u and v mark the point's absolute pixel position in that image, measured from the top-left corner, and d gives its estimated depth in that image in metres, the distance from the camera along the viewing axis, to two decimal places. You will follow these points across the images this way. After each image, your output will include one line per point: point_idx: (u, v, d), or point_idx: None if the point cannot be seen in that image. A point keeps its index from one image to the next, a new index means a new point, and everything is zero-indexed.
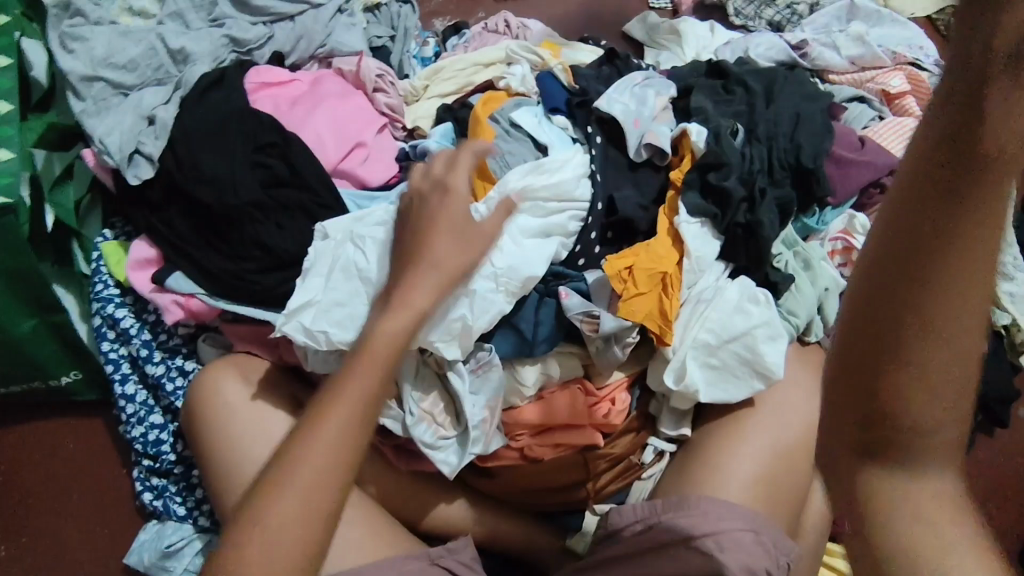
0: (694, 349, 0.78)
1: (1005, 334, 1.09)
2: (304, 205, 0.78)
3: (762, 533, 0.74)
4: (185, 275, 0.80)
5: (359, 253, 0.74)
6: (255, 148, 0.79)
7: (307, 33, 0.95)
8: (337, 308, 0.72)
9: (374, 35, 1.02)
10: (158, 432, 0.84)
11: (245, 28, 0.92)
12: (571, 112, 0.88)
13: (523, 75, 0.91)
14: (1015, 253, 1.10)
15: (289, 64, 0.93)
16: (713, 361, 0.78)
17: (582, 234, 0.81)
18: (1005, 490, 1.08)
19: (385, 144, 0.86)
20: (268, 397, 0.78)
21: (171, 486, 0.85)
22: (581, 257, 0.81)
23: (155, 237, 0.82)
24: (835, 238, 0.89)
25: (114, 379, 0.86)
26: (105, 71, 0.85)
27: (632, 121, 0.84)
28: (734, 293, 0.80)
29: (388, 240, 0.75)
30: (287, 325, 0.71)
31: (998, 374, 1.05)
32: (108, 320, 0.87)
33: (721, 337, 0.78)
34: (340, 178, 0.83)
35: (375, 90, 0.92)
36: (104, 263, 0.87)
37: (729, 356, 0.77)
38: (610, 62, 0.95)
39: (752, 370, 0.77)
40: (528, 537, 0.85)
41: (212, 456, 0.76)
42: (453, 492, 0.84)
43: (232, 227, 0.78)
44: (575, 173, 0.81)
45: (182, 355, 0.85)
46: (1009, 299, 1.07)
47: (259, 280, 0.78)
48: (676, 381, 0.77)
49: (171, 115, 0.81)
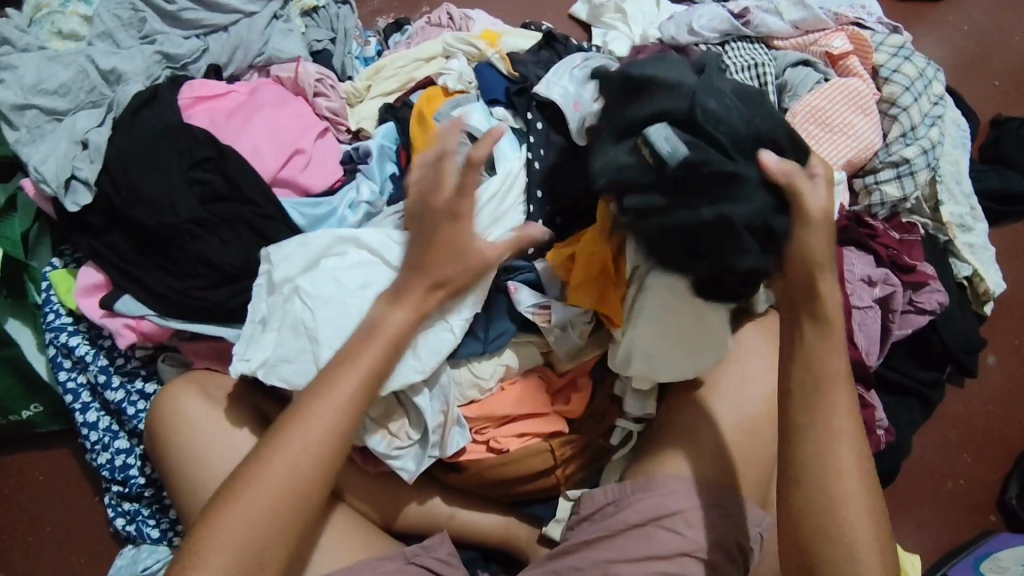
0: (644, 335, 0.75)
1: (968, 286, 1.09)
2: (246, 218, 0.77)
3: (729, 507, 0.74)
4: (134, 298, 0.80)
5: (304, 308, 0.71)
6: (190, 165, 0.78)
7: (242, 43, 0.93)
8: (286, 362, 0.70)
9: (313, 39, 1.00)
10: (125, 457, 0.84)
11: (177, 43, 0.90)
12: (511, 102, 0.88)
13: (459, 72, 0.90)
14: (971, 204, 1.10)
15: (226, 76, 0.92)
16: (665, 346, 0.75)
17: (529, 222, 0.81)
18: (977, 438, 1.09)
19: (326, 149, 0.85)
20: (228, 411, 0.77)
21: (144, 509, 0.85)
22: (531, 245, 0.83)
23: (101, 262, 0.81)
24: None
25: (75, 409, 0.86)
26: (37, 98, 0.84)
27: (571, 105, 0.82)
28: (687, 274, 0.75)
29: (345, 286, 0.72)
30: (239, 371, 0.70)
31: (961, 326, 1.06)
32: (62, 349, 0.86)
33: (671, 323, 0.74)
34: (282, 187, 0.82)
35: (315, 94, 0.91)
36: (55, 292, 0.86)
37: (681, 340, 0.74)
38: (549, 45, 0.95)
39: (706, 348, 0.75)
40: (504, 528, 0.86)
41: (176, 474, 0.76)
42: (425, 490, 0.84)
43: (176, 245, 0.77)
44: (518, 194, 0.82)
45: (142, 377, 0.85)
46: (968, 250, 1.07)
47: (208, 296, 0.77)
48: (626, 366, 0.78)
49: (105, 137, 0.80)
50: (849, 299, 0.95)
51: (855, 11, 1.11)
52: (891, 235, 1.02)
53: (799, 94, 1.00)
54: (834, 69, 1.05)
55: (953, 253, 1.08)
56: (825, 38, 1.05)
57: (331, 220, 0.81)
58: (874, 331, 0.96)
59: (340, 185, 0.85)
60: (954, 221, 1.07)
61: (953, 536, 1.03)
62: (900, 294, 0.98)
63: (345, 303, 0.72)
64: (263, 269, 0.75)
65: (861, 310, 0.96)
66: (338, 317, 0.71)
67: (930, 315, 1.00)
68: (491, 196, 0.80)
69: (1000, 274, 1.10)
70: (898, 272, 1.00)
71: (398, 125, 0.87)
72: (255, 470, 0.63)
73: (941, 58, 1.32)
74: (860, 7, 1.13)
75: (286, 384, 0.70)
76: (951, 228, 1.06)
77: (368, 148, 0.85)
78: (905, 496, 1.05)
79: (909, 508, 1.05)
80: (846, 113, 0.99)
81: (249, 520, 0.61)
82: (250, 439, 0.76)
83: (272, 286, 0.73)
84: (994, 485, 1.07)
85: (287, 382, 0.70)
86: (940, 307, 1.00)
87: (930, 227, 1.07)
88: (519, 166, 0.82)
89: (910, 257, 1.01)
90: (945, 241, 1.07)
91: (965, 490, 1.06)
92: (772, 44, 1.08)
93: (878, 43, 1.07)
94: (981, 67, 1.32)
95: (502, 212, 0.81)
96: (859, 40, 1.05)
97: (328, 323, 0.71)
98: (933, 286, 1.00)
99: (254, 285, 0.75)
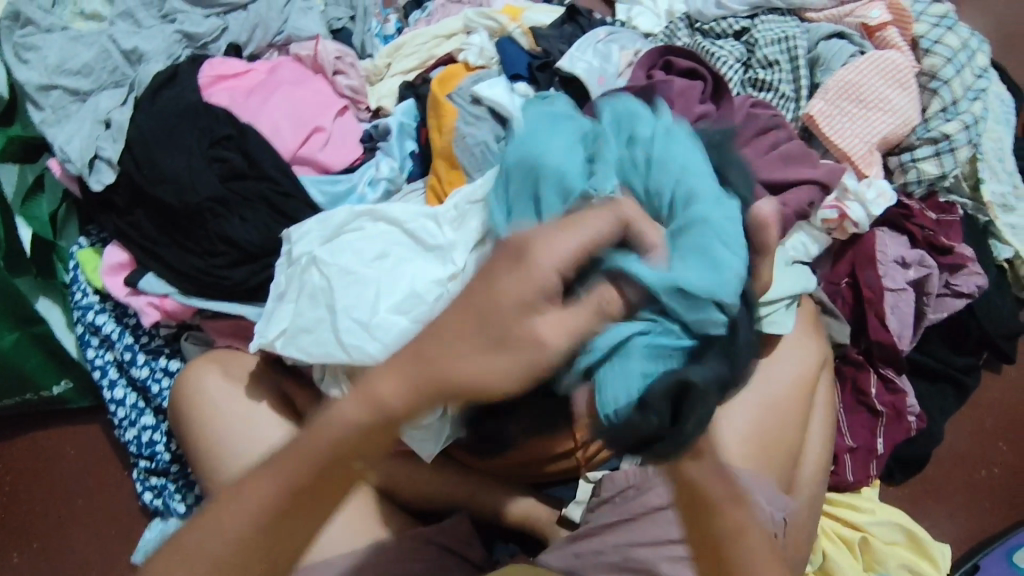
0: None
1: (1009, 268, 1.02)
2: (265, 195, 0.77)
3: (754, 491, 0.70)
4: (157, 276, 0.81)
5: (322, 278, 0.70)
6: (210, 143, 0.78)
7: (262, 21, 0.92)
8: (304, 334, 0.69)
9: (332, 17, 0.98)
10: (151, 433, 0.86)
11: (196, 22, 0.90)
12: (534, 76, 0.87)
13: (481, 47, 0.88)
14: (1016, 183, 1.04)
15: (246, 55, 0.92)
16: None
17: None
18: (1016, 427, 1.04)
19: (346, 127, 0.85)
20: (249, 387, 0.76)
21: (171, 484, 0.87)
22: None
23: (126, 241, 0.83)
24: (829, 207, 0.85)
25: (102, 385, 0.87)
26: (60, 78, 0.84)
27: (596, 79, 0.83)
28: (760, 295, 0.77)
29: (354, 254, 0.71)
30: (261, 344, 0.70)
31: (1001, 312, 1.01)
32: (90, 328, 0.88)
33: None
34: (300, 165, 0.82)
35: (335, 73, 0.89)
36: (81, 271, 0.88)
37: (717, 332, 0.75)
38: (573, 19, 0.94)
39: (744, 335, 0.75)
40: (527, 511, 0.84)
41: (196, 445, 0.75)
42: (447, 470, 0.84)
43: (197, 224, 0.78)
44: None
45: (165, 355, 0.85)
46: (1010, 232, 1.01)
47: (229, 275, 0.78)
48: None
49: (127, 116, 0.81)
50: (882, 282, 0.91)
51: None
52: (927, 214, 0.97)
53: (832, 69, 0.97)
54: (871, 41, 1.01)
55: (993, 234, 1.02)
56: (862, 8, 1.01)
57: (349, 199, 0.80)
58: (907, 313, 0.93)
59: (360, 162, 0.84)
60: (996, 200, 1.01)
61: (985, 524, 0.99)
62: (937, 276, 0.94)
63: (368, 276, 0.70)
64: (282, 250, 0.75)
65: (894, 292, 0.92)
66: (353, 285, 0.70)
67: (968, 299, 0.95)
68: None
69: None
70: (933, 254, 0.95)
71: (418, 102, 0.86)
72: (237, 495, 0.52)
73: (994, 20, 1.21)
74: None
75: (305, 357, 0.69)
76: (992, 209, 1.00)
77: (388, 126, 0.85)
78: (938, 486, 1.01)
79: (942, 496, 1.01)
80: (881, 87, 0.94)
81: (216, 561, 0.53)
82: (268, 413, 0.75)
83: (292, 259, 0.73)
84: None
85: (305, 354, 0.69)
86: (978, 290, 0.95)
87: (970, 208, 1.01)
88: None
89: (947, 238, 0.96)
90: (985, 222, 1.01)
91: (999, 480, 1.02)
92: (805, 16, 1.04)
93: (919, 13, 1.02)
94: None
95: None
96: (897, 10, 1.01)
97: (348, 293, 0.69)
98: (970, 269, 0.95)
99: (277, 257, 0.76)
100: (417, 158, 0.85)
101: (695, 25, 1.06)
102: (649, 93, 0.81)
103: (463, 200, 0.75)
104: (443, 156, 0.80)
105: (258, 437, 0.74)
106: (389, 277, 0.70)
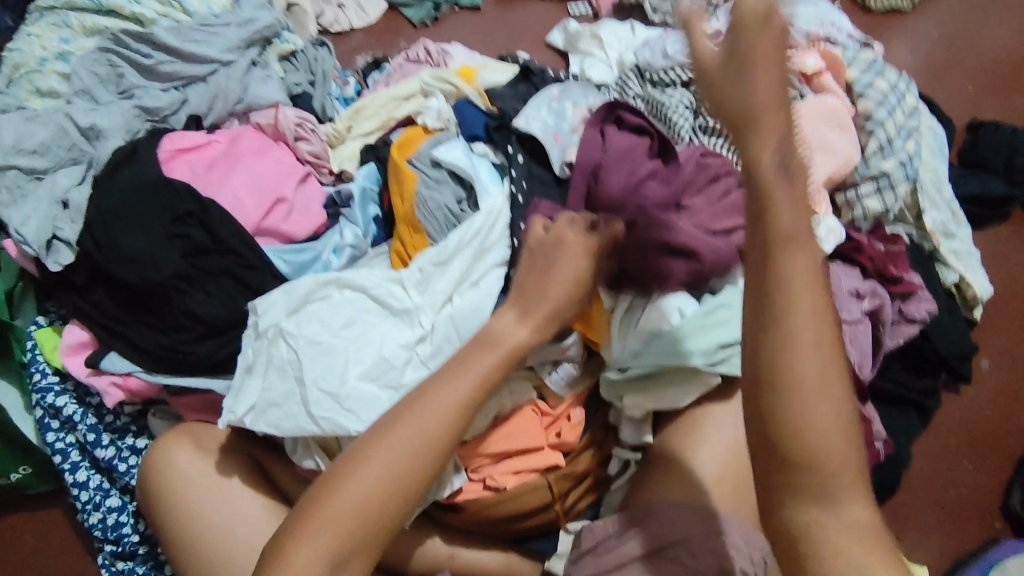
0: (647, 390, 0.78)
1: (956, 292, 1.07)
2: (230, 269, 0.78)
3: (731, 533, 0.70)
4: (120, 355, 0.79)
5: (291, 350, 0.70)
6: (173, 219, 0.78)
7: (221, 91, 0.93)
8: (274, 408, 0.69)
9: (292, 83, 1.00)
10: (117, 515, 0.83)
11: (156, 96, 0.91)
12: (491, 137, 0.89)
13: (438, 110, 0.91)
14: (955, 209, 1.09)
15: (206, 125, 0.92)
16: (664, 383, 0.77)
17: (513, 229, 0.79)
18: (980, 442, 1.05)
19: (308, 194, 0.86)
20: (221, 465, 0.75)
21: (139, 567, 0.83)
22: (520, 194, 0.81)
23: (86, 320, 0.81)
24: None
25: (63, 469, 0.85)
26: (16, 158, 0.83)
27: (552, 138, 0.85)
28: (730, 316, 0.76)
29: (322, 327, 0.71)
30: (231, 420, 0.69)
31: (956, 331, 1.04)
32: (50, 410, 0.86)
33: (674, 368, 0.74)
34: (265, 236, 0.83)
35: (296, 139, 0.91)
36: (40, 351, 0.86)
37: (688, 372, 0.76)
38: (526, 78, 0.97)
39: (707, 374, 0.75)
40: (508, 567, 0.83)
41: (167, 524, 0.73)
42: (425, 530, 0.82)
43: (161, 301, 0.78)
44: (494, 222, 0.78)
45: (133, 433, 0.84)
46: (953, 257, 1.06)
47: (194, 349, 0.77)
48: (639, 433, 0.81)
49: (86, 196, 0.81)
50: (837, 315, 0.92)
51: (825, 28, 1.13)
52: (876, 246, 1.00)
53: None
54: (810, 87, 1.06)
55: (939, 261, 1.06)
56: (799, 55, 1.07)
57: (316, 266, 0.82)
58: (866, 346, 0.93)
59: (325, 229, 0.86)
60: (938, 228, 1.05)
61: (959, 546, 0.99)
62: (889, 306, 0.95)
63: (336, 347, 0.70)
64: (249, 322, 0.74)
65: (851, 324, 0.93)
66: (324, 356, 0.70)
67: (920, 324, 0.98)
68: (472, 232, 0.77)
69: (986, 278, 1.08)
70: (886, 284, 0.98)
71: (380, 165, 0.88)
72: (375, 453, 0.61)
73: (924, 57, 1.29)
74: (831, 24, 1.15)
75: (275, 431, 0.68)
76: (935, 236, 1.05)
77: (350, 191, 0.86)
78: (910, 509, 1.01)
79: (916, 516, 1.00)
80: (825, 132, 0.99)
81: (367, 515, 0.59)
82: (238, 489, 0.73)
83: (258, 332, 0.72)
84: (996, 493, 1.02)
85: (276, 428, 0.68)
86: (930, 316, 0.98)
87: (914, 235, 1.06)
88: (503, 201, 0.81)
89: (897, 267, 0.98)
90: (931, 249, 1.05)
91: (967, 498, 1.02)
92: None
93: (852, 58, 1.08)
94: (961, 66, 1.27)
95: (484, 249, 0.77)
96: (831, 58, 1.07)
97: (317, 366, 0.69)
98: (921, 295, 0.99)
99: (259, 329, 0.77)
100: (380, 222, 0.87)
101: (645, 76, 1.10)
102: (601, 152, 0.83)
103: (429, 265, 0.76)
104: (406, 221, 0.81)
105: (230, 514, 0.72)
106: (358, 347, 0.71)
